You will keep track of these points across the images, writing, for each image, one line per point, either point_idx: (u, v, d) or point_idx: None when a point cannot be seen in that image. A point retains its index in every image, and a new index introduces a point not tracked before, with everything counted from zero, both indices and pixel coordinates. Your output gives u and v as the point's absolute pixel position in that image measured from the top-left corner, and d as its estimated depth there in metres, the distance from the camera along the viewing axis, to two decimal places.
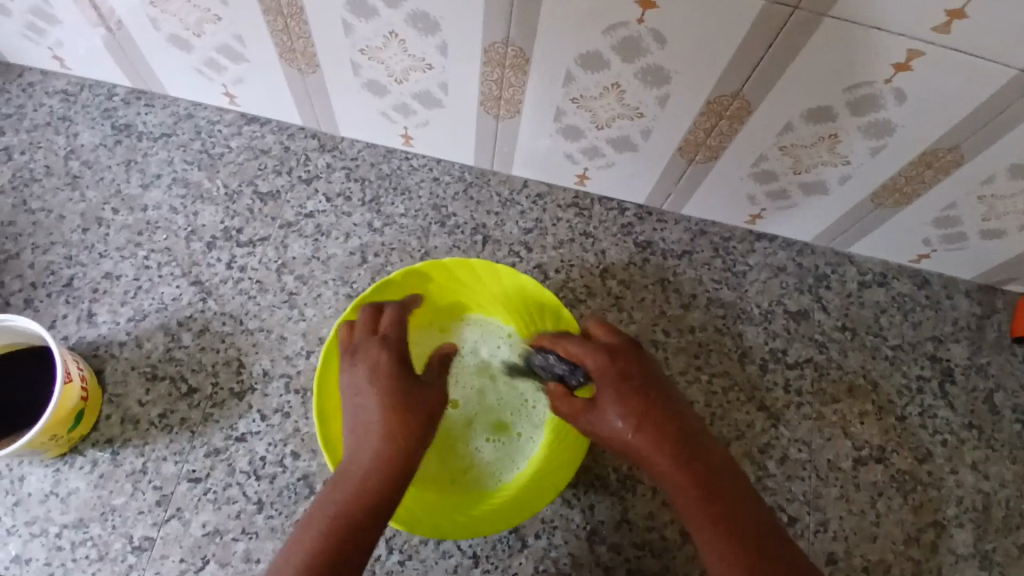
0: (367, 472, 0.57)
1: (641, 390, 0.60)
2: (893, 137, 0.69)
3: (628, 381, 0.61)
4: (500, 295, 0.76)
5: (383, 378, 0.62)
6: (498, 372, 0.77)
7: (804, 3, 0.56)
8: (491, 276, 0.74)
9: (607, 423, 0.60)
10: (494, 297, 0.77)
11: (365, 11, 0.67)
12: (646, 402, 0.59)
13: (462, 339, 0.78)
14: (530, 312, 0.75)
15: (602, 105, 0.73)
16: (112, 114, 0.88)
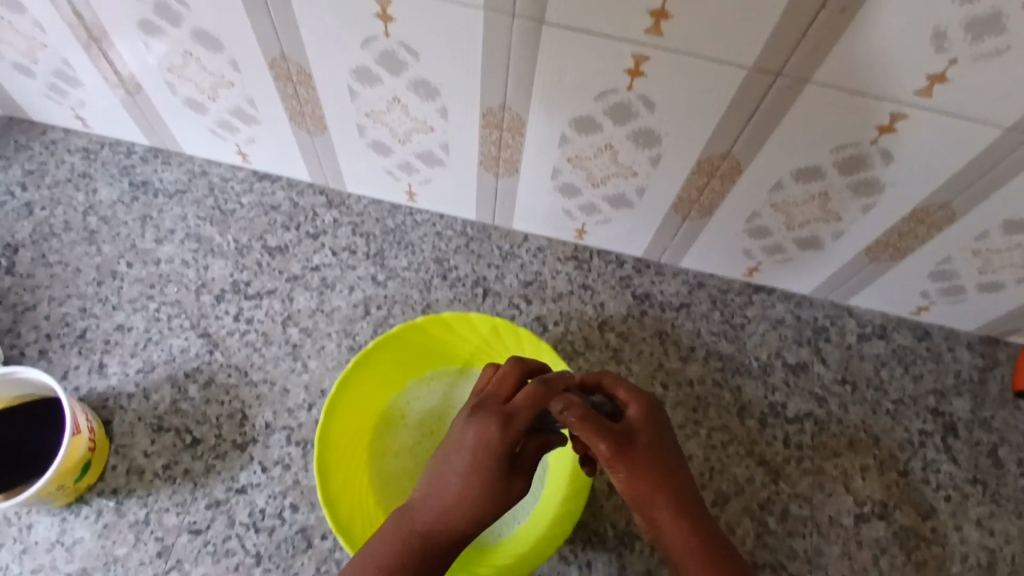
0: (412, 556, 0.61)
1: (663, 452, 0.64)
2: (883, 196, 0.71)
3: (656, 441, 0.65)
4: (498, 347, 0.77)
5: (480, 457, 0.63)
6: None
7: (786, 70, 0.59)
8: (489, 328, 0.75)
9: (637, 470, 0.62)
10: (492, 349, 0.78)
11: (369, 78, 0.71)
12: (669, 461, 0.64)
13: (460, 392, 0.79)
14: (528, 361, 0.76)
15: (597, 164, 0.76)
16: (130, 171, 0.93)
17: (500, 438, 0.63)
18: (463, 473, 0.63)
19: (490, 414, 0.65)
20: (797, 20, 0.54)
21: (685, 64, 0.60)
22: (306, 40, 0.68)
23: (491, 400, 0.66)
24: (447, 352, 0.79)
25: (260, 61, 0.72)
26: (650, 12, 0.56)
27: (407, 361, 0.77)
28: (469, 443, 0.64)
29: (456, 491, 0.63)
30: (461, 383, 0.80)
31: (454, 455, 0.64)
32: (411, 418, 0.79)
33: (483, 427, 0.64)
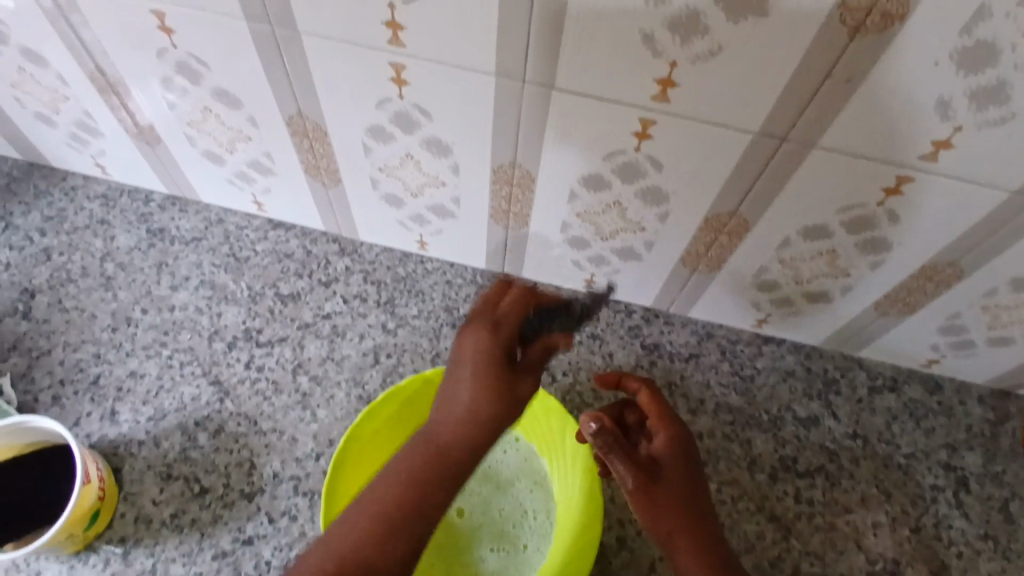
0: (418, 489, 0.53)
1: (686, 473, 0.67)
2: (891, 253, 0.71)
3: (682, 464, 0.67)
4: None
5: (486, 377, 0.56)
6: (502, 479, 0.77)
7: (792, 135, 0.60)
8: None
9: (660, 484, 0.65)
10: None
11: (383, 136, 0.73)
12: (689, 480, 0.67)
13: None
14: (536, 413, 0.76)
15: (606, 219, 0.77)
16: (148, 219, 0.95)
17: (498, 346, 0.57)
18: (466, 394, 0.56)
19: (481, 322, 0.59)
20: (801, 89, 0.55)
21: (692, 129, 0.61)
22: (323, 100, 0.70)
23: (479, 311, 0.60)
24: None
25: (277, 118, 0.74)
26: (657, 79, 0.57)
27: (413, 414, 0.77)
28: (464, 362, 0.58)
29: (453, 414, 0.56)
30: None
31: (453, 370, 0.59)
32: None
33: (473, 341, 0.58)
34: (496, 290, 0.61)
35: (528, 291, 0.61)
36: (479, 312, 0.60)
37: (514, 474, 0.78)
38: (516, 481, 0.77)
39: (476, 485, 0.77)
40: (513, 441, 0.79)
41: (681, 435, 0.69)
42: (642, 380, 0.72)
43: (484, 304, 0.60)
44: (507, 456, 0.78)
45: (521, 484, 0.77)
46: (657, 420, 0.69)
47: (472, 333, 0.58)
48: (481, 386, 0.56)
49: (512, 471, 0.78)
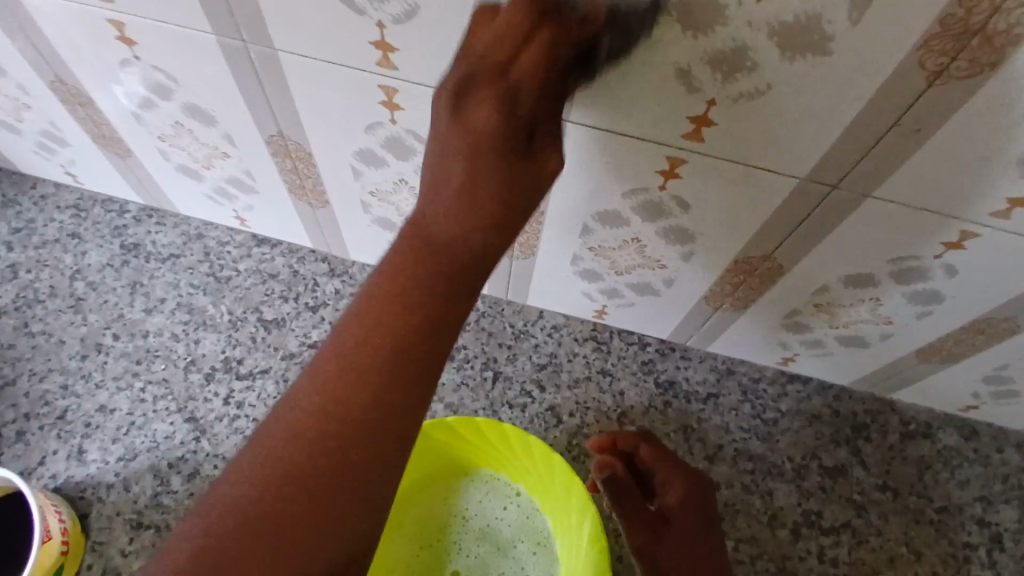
0: (392, 321, 0.39)
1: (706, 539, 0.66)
2: (941, 305, 0.63)
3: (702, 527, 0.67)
4: (505, 452, 0.72)
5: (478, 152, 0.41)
6: (502, 538, 0.74)
7: (843, 183, 0.51)
8: (496, 433, 0.70)
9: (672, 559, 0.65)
10: (498, 454, 0.74)
11: (374, 160, 0.65)
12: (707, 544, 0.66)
13: (465, 498, 0.77)
14: (537, 467, 0.71)
15: (622, 255, 0.69)
16: (122, 232, 0.87)
17: (497, 145, 0.41)
18: (448, 196, 0.42)
19: (485, 83, 0.41)
20: (861, 136, 0.47)
21: (726, 171, 0.53)
22: (306, 121, 0.62)
23: (465, 63, 0.42)
24: (452, 455, 0.76)
25: (256, 137, 0.66)
26: (690, 118, 0.49)
27: (409, 467, 0.75)
28: (451, 160, 0.42)
29: (417, 242, 0.42)
30: (466, 487, 0.77)
31: (431, 167, 0.43)
32: (413, 526, 0.76)
33: (477, 121, 0.41)
34: (509, 21, 0.40)
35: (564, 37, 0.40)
36: (481, 71, 0.41)
37: (514, 534, 0.75)
38: (516, 542, 0.74)
39: (473, 544, 0.74)
40: (514, 496, 0.76)
41: (694, 484, 0.68)
42: (639, 436, 0.69)
43: (486, 54, 0.41)
44: (507, 513, 0.76)
45: (522, 546, 0.74)
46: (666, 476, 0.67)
47: (451, 116, 0.42)
48: (463, 206, 0.42)
49: (511, 529, 0.75)
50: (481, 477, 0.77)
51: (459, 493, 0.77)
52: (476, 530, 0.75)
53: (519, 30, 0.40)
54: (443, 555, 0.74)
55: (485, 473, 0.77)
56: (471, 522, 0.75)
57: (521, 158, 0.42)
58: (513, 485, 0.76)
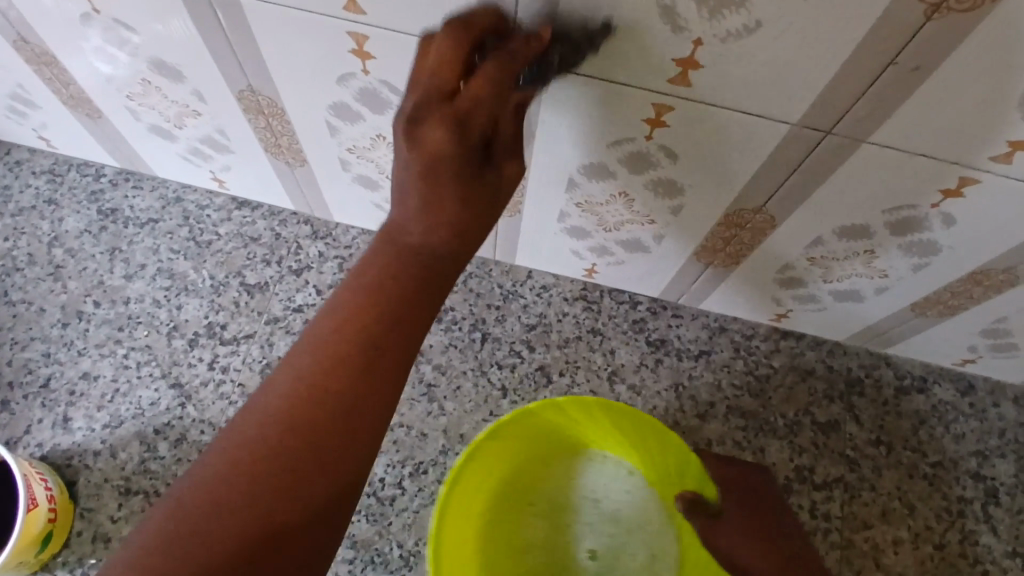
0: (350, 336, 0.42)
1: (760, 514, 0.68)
2: (938, 257, 0.61)
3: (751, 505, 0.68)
4: (627, 436, 0.70)
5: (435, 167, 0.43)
6: (625, 517, 0.74)
7: (837, 128, 0.49)
8: (617, 417, 0.68)
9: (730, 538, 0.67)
10: (616, 437, 0.72)
11: (350, 114, 0.62)
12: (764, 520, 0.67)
13: (585, 478, 0.75)
14: (664, 453, 0.69)
15: (610, 210, 0.67)
16: (99, 198, 0.85)
17: (456, 160, 0.42)
18: (412, 204, 0.44)
19: (436, 107, 0.42)
20: (858, 74, 0.44)
21: (714, 116, 0.51)
22: (277, 74, 0.59)
23: (419, 95, 0.43)
24: (563, 437, 0.74)
25: (226, 92, 0.63)
26: (677, 60, 0.46)
27: (523, 451, 0.72)
28: (409, 180, 0.43)
29: (388, 250, 0.44)
30: (590, 466, 0.76)
31: (395, 185, 0.45)
32: (540, 506, 0.75)
33: (427, 144, 0.42)
34: (443, 54, 0.43)
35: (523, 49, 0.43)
36: (432, 98, 0.43)
37: (641, 514, 0.74)
38: (639, 520, 0.74)
39: (603, 526, 0.74)
40: (632, 475, 0.75)
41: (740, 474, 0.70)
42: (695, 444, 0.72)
43: (440, 82, 0.43)
44: (630, 493, 0.75)
45: (648, 528, 0.74)
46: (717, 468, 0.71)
47: (404, 138, 0.43)
48: (431, 214, 0.44)
49: (636, 510, 0.74)
50: (592, 457, 0.76)
51: (585, 472, 0.76)
52: (602, 510, 0.75)
53: (459, 62, 0.43)
54: (573, 534, 0.74)
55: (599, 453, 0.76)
56: (599, 503, 0.75)
57: (479, 170, 0.44)
58: (628, 464, 0.75)
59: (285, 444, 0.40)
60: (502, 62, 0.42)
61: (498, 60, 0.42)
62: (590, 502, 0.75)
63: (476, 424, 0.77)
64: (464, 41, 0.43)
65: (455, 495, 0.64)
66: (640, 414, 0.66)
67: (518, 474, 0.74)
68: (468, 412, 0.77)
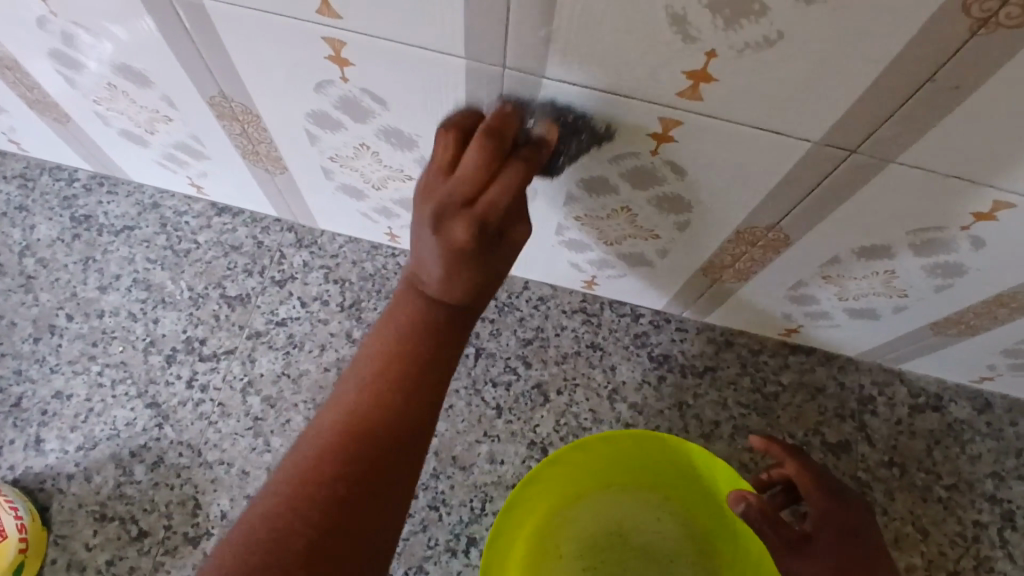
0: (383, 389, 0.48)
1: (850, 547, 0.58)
2: (963, 278, 0.57)
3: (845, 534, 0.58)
4: (665, 466, 0.69)
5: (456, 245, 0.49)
6: (665, 553, 0.70)
7: (863, 147, 0.44)
8: (657, 443, 0.66)
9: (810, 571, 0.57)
10: (654, 468, 0.69)
11: (331, 123, 0.57)
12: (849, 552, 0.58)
13: (622, 512, 0.71)
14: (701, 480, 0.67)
15: (611, 224, 0.62)
16: (71, 203, 0.80)
17: (475, 237, 0.48)
18: (436, 268, 0.50)
19: (458, 205, 0.48)
20: (890, 91, 0.40)
21: (726, 133, 0.46)
22: (251, 81, 0.54)
23: (441, 184, 0.49)
24: (599, 469, 0.70)
25: (197, 98, 0.59)
26: (687, 73, 0.42)
27: (556, 483, 0.69)
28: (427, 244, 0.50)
29: (416, 308, 0.51)
30: (619, 500, 0.71)
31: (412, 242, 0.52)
32: (571, 547, 0.70)
33: (451, 228, 0.48)
34: (476, 156, 0.47)
35: (534, 152, 0.49)
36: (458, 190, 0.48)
37: (675, 545, 0.70)
38: (678, 557, 0.70)
39: (638, 563, 0.70)
40: (668, 509, 0.71)
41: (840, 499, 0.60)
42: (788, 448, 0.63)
43: (462, 181, 0.48)
44: (661, 523, 0.71)
45: (683, 559, 0.70)
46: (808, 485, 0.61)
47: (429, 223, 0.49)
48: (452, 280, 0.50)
49: (670, 541, 0.70)
50: (628, 491, 0.71)
51: (613, 506, 0.71)
52: (636, 546, 0.70)
53: (488, 160, 0.47)
54: (608, 575, 0.69)
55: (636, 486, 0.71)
56: (632, 539, 0.70)
57: (491, 252, 0.50)
58: (663, 497, 0.71)
59: (336, 476, 0.44)
60: (524, 168, 0.48)
61: (518, 164, 0.48)
62: (628, 538, 0.70)
63: (469, 445, 0.73)
64: (493, 150, 0.47)
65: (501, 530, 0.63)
66: (687, 447, 0.65)
67: (550, 509, 0.70)
68: (460, 433, 0.74)
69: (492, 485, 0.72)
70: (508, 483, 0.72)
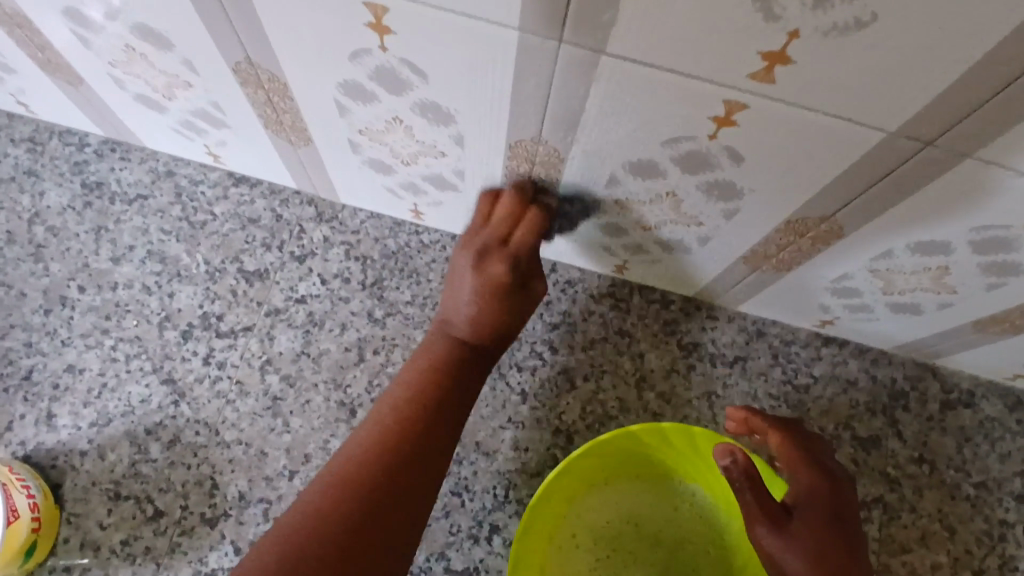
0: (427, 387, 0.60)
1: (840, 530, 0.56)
2: (1020, 278, 0.55)
3: (836, 515, 0.57)
4: (678, 453, 0.67)
5: (486, 285, 0.63)
6: (672, 533, 0.70)
7: (941, 140, 0.42)
8: (679, 433, 0.64)
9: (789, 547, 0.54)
10: (668, 455, 0.68)
11: (363, 95, 0.54)
12: (837, 534, 0.56)
13: (631, 497, 0.70)
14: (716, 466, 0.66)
15: (653, 209, 0.59)
16: (83, 169, 0.77)
17: (501, 287, 0.63)
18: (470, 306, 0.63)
19: (493, 248, 0.63)
20: (984, 80, 0.37)
21: (795, 119, 0.43)
22: (280, 47, 0.51)
23: (476, 235, 0.64)
24: (616, 459, 0.68)
25: (220, 64, 0.55)
26: (763, 53, 0.38)
27: (577, 477, 0.67)
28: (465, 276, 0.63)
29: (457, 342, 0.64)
30: (635, 488, 0.71)
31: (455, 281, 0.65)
32: (586, 536, 0.69)
33: (488, 272, 0.63)
34: (508, 208, 0.61)
35: (543, 214, 0.62)
36: (490, 244, 0.63)
37: (687, 533, 0.70)
38: (685, 537, 0.70)
39: (650, 553, 0.69)
40: (675, 491, 0.71)
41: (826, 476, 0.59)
42: (772, 421, 0.63)
43: (497, 228, 0.63)
44: (675, 510, 0.71)
45: (695, 547, 0.70)
46: (796, 460, 0.61)
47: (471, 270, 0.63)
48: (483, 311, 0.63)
49: (683, 530, 0.70)
50: (637, 477, 0.70)
51: (629, 496, 0.71)
52: (650, 535, 0.70)
53: (517, 212, 0.61)
54: (622, 563, 0.69)
55: (646, 472, 0.70)
56: (646, 528, 0.70)
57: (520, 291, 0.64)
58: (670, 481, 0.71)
59: (377, 475, 0.55)
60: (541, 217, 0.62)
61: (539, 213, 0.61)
62: (638, 523, 0.70)
63: (492, 431, 0.72)
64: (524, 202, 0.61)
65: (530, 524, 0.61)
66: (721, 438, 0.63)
67: (566, 503, 0.68)
68: (484, 418, 0.72)
69: (515, 472, 0.71)
70: (532, 471, 0.71)
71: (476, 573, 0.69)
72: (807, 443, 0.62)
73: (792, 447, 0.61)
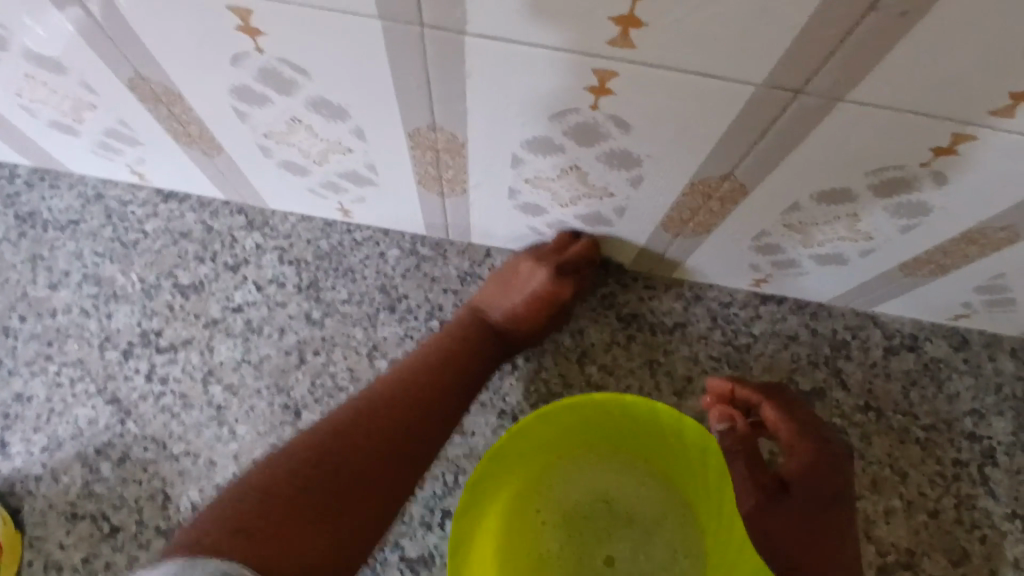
0: (439, 376, 0.66)
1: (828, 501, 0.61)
2: (929, 218, 0.55)
3: (828, 489, 0.61)
4: (635, 430, 0.69)
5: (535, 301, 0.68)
6: (644, 512, 0.72)
7: (810, 87, 0.42)
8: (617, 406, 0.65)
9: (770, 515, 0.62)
10: (629, 433, 0.70)
11: (255, 98, 0.54)
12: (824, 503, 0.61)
13: (601, 476, 0.72)
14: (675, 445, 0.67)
15: (562, 184, 0.59)
16: (14, 201, 0.77)
17: (548, 306, 0.69)
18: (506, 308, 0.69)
19: (561, 275, 0.67)
20: (831, 23, 0.37)
21: (666, 80, 0.43)
22: (164, 58, 0.51)
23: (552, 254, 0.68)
24: (580, 434, 0.70)
25: (115, 82, 0.55)
26: (614, 18, 0.39)
27: (532, 455, 0.69)
28: (519, 286, 0.69)
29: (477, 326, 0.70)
30: (603, 468, 0.73)
31: (502, 276, 0.70)
32: (554, 515, 0.72)
33: (546, 291, 0.67)
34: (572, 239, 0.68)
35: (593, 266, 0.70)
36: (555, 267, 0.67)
37: (657, 514, 0.72)
38: (657, 516, 0.72)
39: (620, 529, 0.72)
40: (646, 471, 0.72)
41: (822, 448, 0.62)
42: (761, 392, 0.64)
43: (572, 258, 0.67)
44: (645, 489, 0.72)
45: (666, 525, 0.72)
46: (792, 437, 0.62)
47: (534, 277, 0.67)
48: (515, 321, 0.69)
49: (654, 509, 0.72)
50: (604, 455, 0.72)
51: (597, 475, 0.72)
52: (620, 513, 0.72)
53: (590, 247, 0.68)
54: (592, 540, 0.72)
55: (615, 452, 0.72)
56: (616, 506, 0.73)
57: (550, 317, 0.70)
58: (640, 461, 0.72)
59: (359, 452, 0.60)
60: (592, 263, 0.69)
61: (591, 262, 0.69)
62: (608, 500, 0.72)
63: None
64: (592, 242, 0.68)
65: (473, 510, 0.64)
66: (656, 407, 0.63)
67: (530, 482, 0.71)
68: None
69: (464, 457, 0.72)
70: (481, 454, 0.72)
71: (432, 559, 0.70)
72: (800, 417, 0.63)
73: (788, 424, 0.63)
